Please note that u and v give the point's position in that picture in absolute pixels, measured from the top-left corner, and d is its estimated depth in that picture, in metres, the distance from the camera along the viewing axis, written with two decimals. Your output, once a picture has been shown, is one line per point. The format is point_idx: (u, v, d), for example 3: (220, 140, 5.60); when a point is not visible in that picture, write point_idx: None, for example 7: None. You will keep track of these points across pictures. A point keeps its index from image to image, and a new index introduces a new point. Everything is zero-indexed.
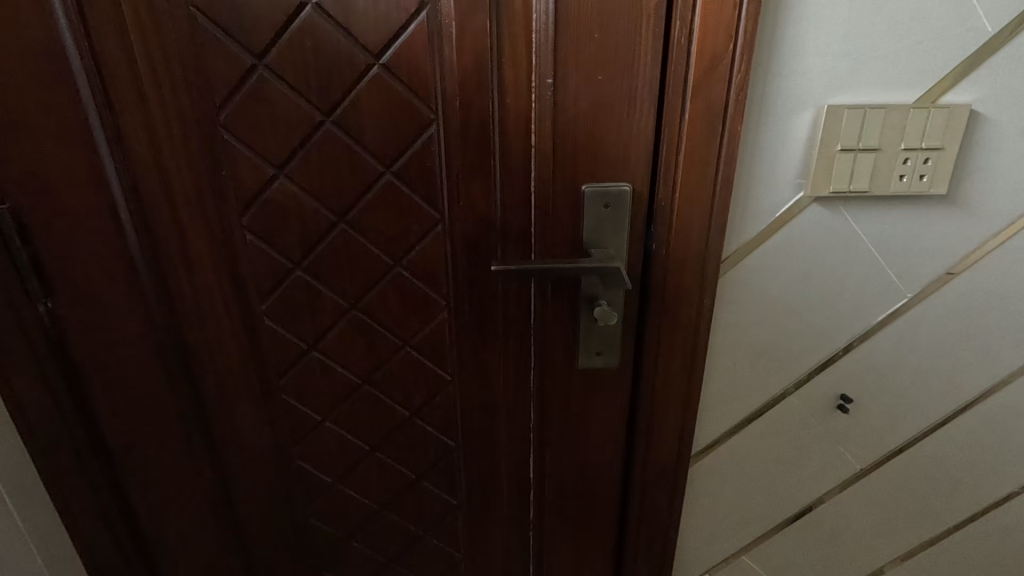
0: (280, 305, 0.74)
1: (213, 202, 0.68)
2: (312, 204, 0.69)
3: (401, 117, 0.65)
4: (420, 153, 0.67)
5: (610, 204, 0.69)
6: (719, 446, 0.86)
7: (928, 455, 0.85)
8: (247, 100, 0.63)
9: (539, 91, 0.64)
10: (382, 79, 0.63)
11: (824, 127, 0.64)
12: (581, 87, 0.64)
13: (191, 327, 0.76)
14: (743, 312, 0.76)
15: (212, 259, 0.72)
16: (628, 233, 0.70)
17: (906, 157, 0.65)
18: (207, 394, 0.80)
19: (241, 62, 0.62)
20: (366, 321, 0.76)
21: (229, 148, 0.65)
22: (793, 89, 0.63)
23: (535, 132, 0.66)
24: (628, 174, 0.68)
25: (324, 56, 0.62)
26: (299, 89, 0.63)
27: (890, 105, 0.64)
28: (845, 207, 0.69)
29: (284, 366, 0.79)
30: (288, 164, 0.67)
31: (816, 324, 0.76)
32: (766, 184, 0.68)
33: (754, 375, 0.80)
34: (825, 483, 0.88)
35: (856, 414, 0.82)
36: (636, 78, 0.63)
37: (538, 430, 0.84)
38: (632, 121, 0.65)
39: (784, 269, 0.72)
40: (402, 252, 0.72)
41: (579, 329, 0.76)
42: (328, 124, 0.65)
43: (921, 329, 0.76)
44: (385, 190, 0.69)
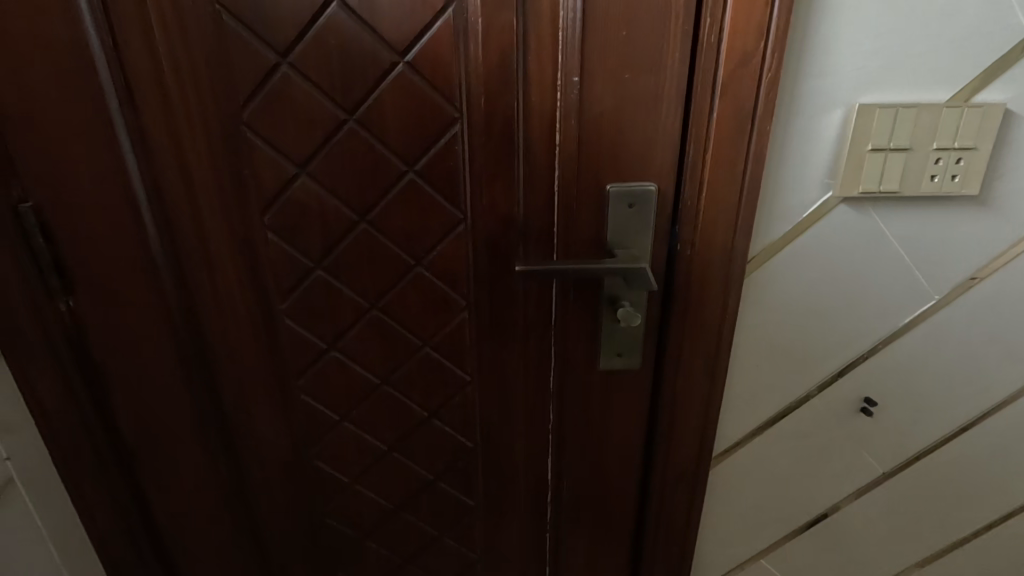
0: (300, 304, 0.74)
1: (234, 200, 0.68)
2: (333, 203, 0.68)
3: (424, 115, 0.64)
4: (443, 152, 0.66)
5: (634, 204, 0.68)
6: (739, 449, 0.85)
7: (953, 459, 0.84)
8: (270, 98, 0.63)
9: (565, 91, 0.63)
10: (406, 77, 0.63)
11: (854, 126, 0.63)
12: (607, 86, 0.63)
13: (210, 326, 0.75)
14: (767, 314, 0.75)
15: (231, 259, 0.71)
16: (652, 234, 0.70)
17: (938, 157, 0.64)
18: (225, 393, 0.80)
19: (266, 60, 0.61)
20: (386, 320, 0.76)
21: (251, 146, 0.65)
22: (823, 88, 0.62)
23: (560, 131, 0.65)
24: (653, 174, 0.67)
25: (349, 55, 0.61)
26: (323, 87, 0.63)
27: (922, 104, 0.62)
28: (874, 207, 0.68)
29: (303, 366, 0.78)
30: (311, 163, 0.66)
31: (841, 326, 0.75)
32: (793, 184, 0.67)
33: (776, 377, 0.79)
34: (846, 486, 0.87)
35: (879, 418, 0.81)
36: (663, 77, 0.62)
37: (557, 430, 0.83)
38: (659, 120, 0.64)
39: (810, 270, 0.71)
40: (423, 252, 0.72)
41: (601, 330, 0.75)
42: (350, 122, 0.64)
43: (949, 332, 0.75)
44: (407, 189, 0.68)
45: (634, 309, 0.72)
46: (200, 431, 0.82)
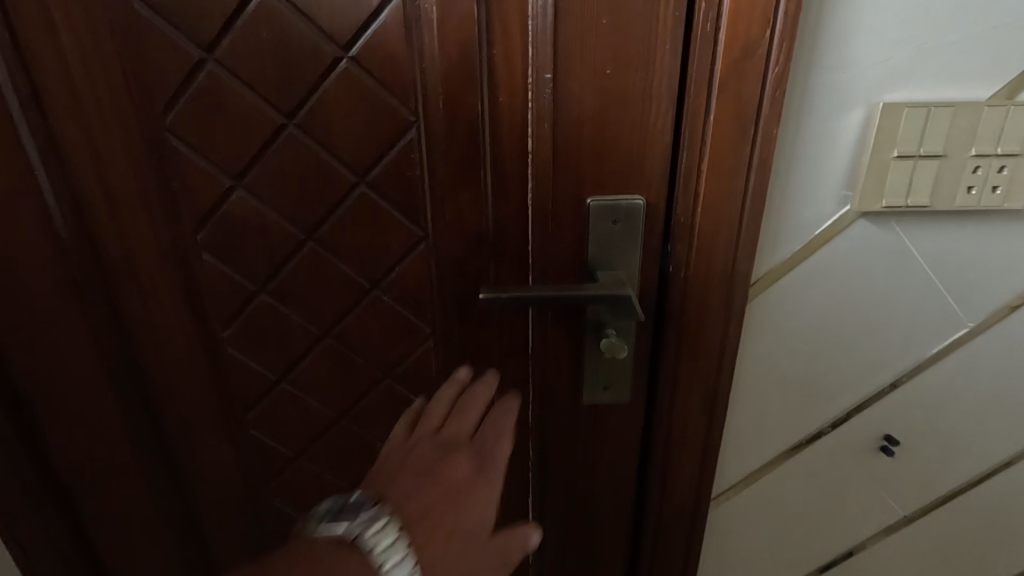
0: (245, 332, 0.66)
1: (163, 217, 0.60)
2: (276, 218, 0.60)
3: (375, 118, 0.56)
4: (399, 161, 0.58)
5: (619, 220, 0.59)
6: (742, 489, 0.76)
7: (986, 502, 0.74)
8: (195, 100, 0.54)
9: (537, 90, 0.54)
10: (352, 74, 0.54)
11: (877, 129, 0.54)
12: (587, 84, 0.54)
13: (148, 355, 0.67)
14: (773, 342, 0.66)
15: (165, 281, 0.63)
16: (640, 253, 0.61)
17: (977, 165, 0.55)
18: (169, 427, 0.72)
19: (188, 56, 0.53)
20: (342, 350, 0.67)
21: (178, 154, 0.57)
22: (840, 85, 0.53)
23: (533, 136, 0.56)
24: (641, 185, 0.58)
25: (284, 49, 0.53)
26: (255, 86, 0.54)
27: (959, 103, 0.53)
28: (900, 223, 0.58)
29: (253, 399, 0.70)
30: (247, 175, 0.58)
31: (859, 357, 0.66)
32: (804, 196, 0.58)
33: (784, 412, 0.70)
34: (863, 530, 0.78)
35: (902, 457, 0.72)
36: (652, 72, 0.53)
37: (538, 469, 0.75)
38: (648, 122, 0.55)
39: (824, 294, 0.62)
40: (381, 273, 0.63)
41: (584, 360, 0.66)
42: (290, 127, 0.56)
43: (984, 363, 0.65)
44: (359, 204, 0.60)
45: (621, 339, 0.63)
46: (144, 468, 0.74)
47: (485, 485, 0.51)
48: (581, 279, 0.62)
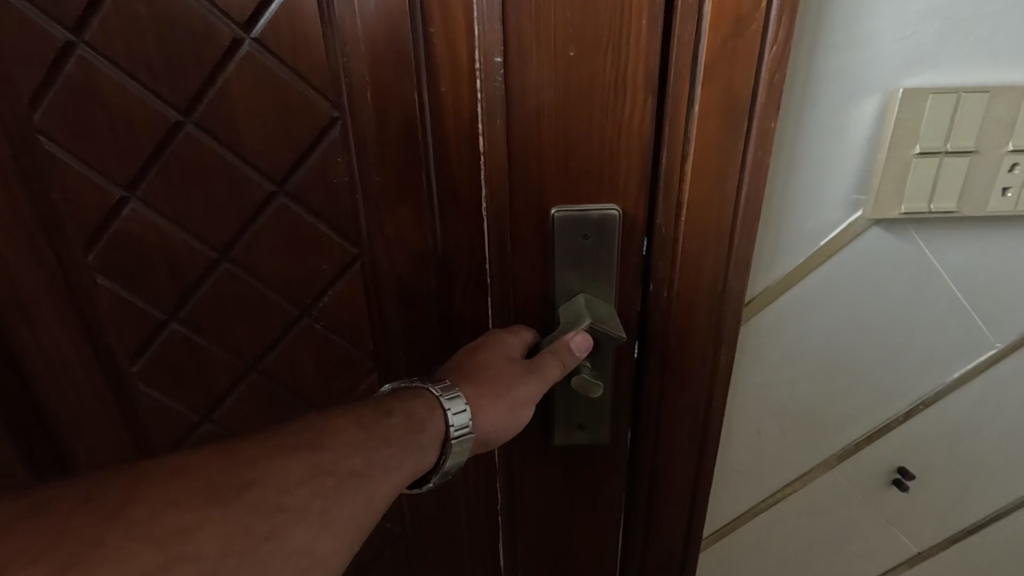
0: (157, 367, 0.62)
1: (44, 235, 0.54)
2: (182, 237, 0.55)
3: (289, 115, 0.51)
4: (323, 164, 0.52)
5: (590, 235, 0.50)
6: (737, 528, 0.68)
7: (1011, 536, 0.66)
8: (65, 94, 0.49)
9: (485, 77, 0.45)
10: (253, 58, 0.48)
11: (896, 120, 0.45)
12: (546, 69, 0.44)
13: (50, 392, 0.62)
14: (771, 368, 0.57)
15: (55, 310, 0.57)
16: (617, 273, 0.52)
17: (1014, 162, 0.46)
18: (79, 466, 0.67)
19: (53, 41, 0.47)
20: (270, 384, 0.63)
21: (53, 160, 0.51)
22: (850, 68, 0.44)
23: (484, 133, 0.47)
24: (615, 193, 0.49)
25: (168, 41, 0.48)
26: (140, 78, 0.49)
27: (995, 87, 0.44)
28: (920, 231, 0.49)
29: (174, 440, 0.66)
30: (140, 184, 0.53)
31: (869, 384, 0.57)
32: (807, 202, 0.49)
33: (784, 445, 0.62)
34: (872, 567, 0.70)
35: (916, 491, 0.64)
36: (625, 53, 0.44)
37: (508, 514, 0.66)
38: (620, 116, 0.46)
39: (830, 313, 0.53)
40: (311, 298, 0.59)
41: (554, 400, 0.57)
42: (186, 126, 0.51)
43: (1014, 388, 0.57)
44: (278, 215, 0.55)
45: (598, 373, 0.54)
46: None
47: (505, 335, 0.52)
48: (547, 317, 0.55)
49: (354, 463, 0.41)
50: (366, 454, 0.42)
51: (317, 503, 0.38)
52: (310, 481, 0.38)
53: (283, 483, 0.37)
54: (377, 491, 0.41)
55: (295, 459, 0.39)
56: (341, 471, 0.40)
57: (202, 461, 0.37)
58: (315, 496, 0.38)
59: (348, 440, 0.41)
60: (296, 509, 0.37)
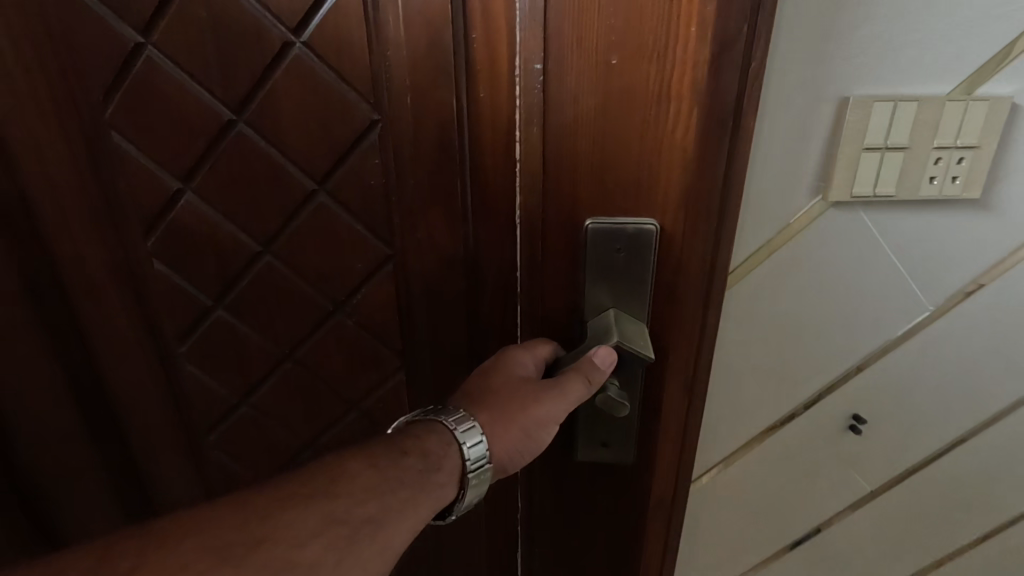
0: (200, 351, 0.69)
1: (110, 223, 0.62)
2: (228, 228, 0.62)
3: (334, 116, 0.57)
4: (360, 164, 0.60)
5: (623, 248, 0.57)
6: (721, 471, 0.80)
7: (942, 474, 0.78)
8: (133, 93, 0.56)
9: (527, 81, 0.52)
10: (303, 61, 0.55)
11: (847, 122, 0.55)
12: (587, 76, 0.50)
13: (107, 361, 0.70)
14: (749, 328, 0.68)
15: (113, 285, 0.65)
16: (651, 287, 0.59)
17: (938, 157, 0.57)
18: (132, 437, 0.76)
19: (125, 41, 0.53)
20: (304, 374, 0.72)
21: (122, 153, 0.59)
22: (811, 80, 0.54)
23: (523, 143, 0.55)
24: (655, 208, 0.55)
25: (225, 41, 0.54)
26: (196, 76, 0.55)
27: (923, 99, 0.55)
28: (867, 211, 0.60)
29: (212, 423, 0.75)
30: (195, 177, 0.60)
31: (829, 342, 0.68)
32: (778, 189, 0.60)
33: (761, 397, 0.73)
34: (832, 505, 0.82)
35: (868, 435, 0.76)
36: (673, 60, 0.49)
37: (528, 513, 0.77)
38: (665, 126, 0.51)
39: (794, 282, 0.64)
40: (345, 295, 0.66)
41: (580, 420, 0.66)
42: (238, 124, 0.58)
43: (945, 344, 0.68)
44: (318, 212, 0.62)
45: (626, 392, 0.61)
46: (103, 469, 0.79)
47: (527, 351, 0.61)
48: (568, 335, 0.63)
49: (368, 509, 0.48)
50: (379, 498, 0.49)
51: (329, 555, 0.45)
52: (324, 533, 0.45)
53: (299, 537, 0.44)
54: (390, 536, 0.48)
55: (308, 510, 0.46)
56: (355, 518, 0.47)
57: (223, 516, 0.43)
58: (327, 549, 0.45)
59: (362, 486, 0.48)
60: (306, 562, 0.43)
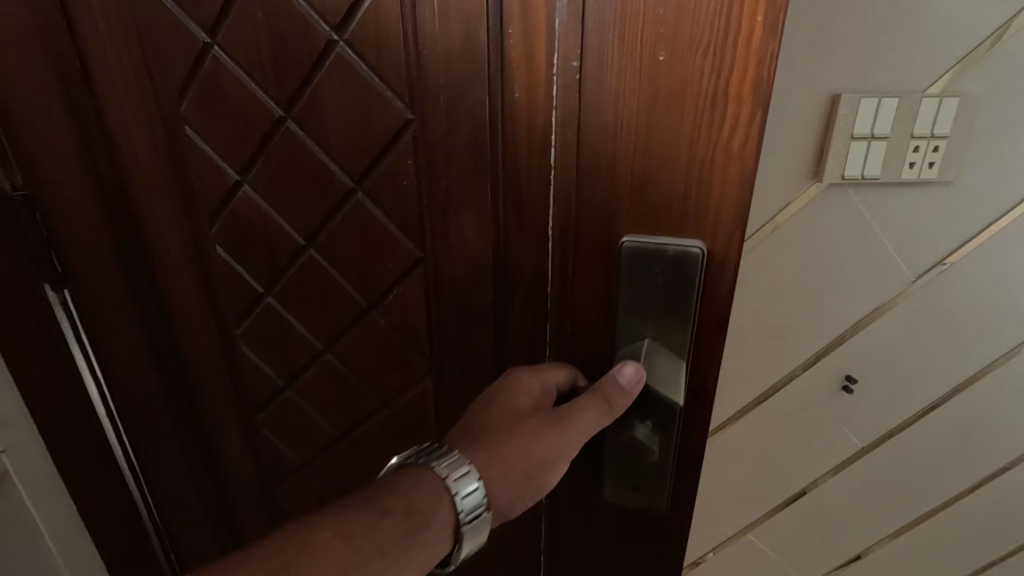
0: (255, 333, 0.70)
1: (184, 205, 0.64)
2: (278, 223, 0.62)
3: (371, 115, 0.55)
4: (392, 168, 0.57)
5: (662, 270, 0.49)
6: (728, 427, 0.90)
7: (925, 433, 0.88)
8: (203, 87, 0.57)
9: (565, 81, 0.47)
10: (342, 59, 0.53)
11: (838, 115, 0.66)
12: (631, 79, 0.44)
13: (184, 331, 0.73)
14: (753, 295, 0.78)
15: (187, 263, 0.68)
16: (692, 318, 0.51)
17: (916, 145, 0.67)
18: (202, 401, 0.78)
19: (195, 41, 0.55)
20: (341, 366, 0.70)
21: (192, 144, 0.61)
22: (806, 80, 0.65)
23: (557, 144, 0.50)
24: (703, 229, 0.48)
25: (278, 36, 0.53)
26: (254, 75, 0.55)
27: (903, 94, 0.65)
28: (855, 191, 0.70)
29: (263, 402, 0.75)
30: (251, 171, 0.61)
31: (826, 307, 0.78)
32: (779, 173, 0.70)
33: (765, 357, 0.82)
34: (828, 461, 0.91)
35: (859, 394, 0.85)
36: (731, 57, 0.41)
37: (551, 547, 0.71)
38: (720, 133, 0.44)
39: (791, 252, 0.74)
40: (379, 293, 0.64)
41: (605, 458, 0.58)
42: (288, 122, 0.57)
43: (926, 311, 0.78)
44: (355, 212, 0.60)
45: (659, 434, 0.55)
46: (174, 444, 0.81)
47: (535, 374, 0.55)
48: (604, 354, 0.56)
49: None
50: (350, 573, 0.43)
51: None
52: None
53: None
54: None
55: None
56: None
57: None
58: None
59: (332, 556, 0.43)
60: None
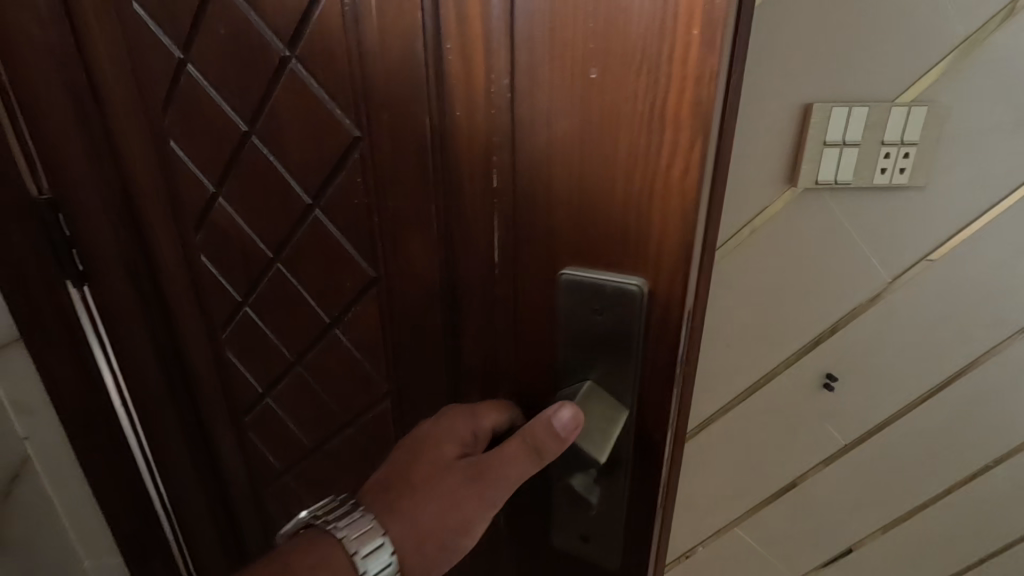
0: (237, 339, 0.69)
1: (174, 214, 0.64)
2: (250, 237, 0.59)
3: (321, 131, 0.49)
4: (346, 185, 0.50)
5: (602, 309, 0.42)
6: (713, 422, 0.92)
7: (907, 431, 0.90)
8: (182, 101, 0.55)
9: (493, 101, 0.39)
10: (296, 78, 0.47)
11: (811, 123, 0.69)
12: (560, 96, 0.36)
13: (185, 335, 0.74)
14: (734, 295, 0.81)
15: (183, 272, 0.69)
16: (638, 366, 0.43)
17: (887, 151, 0.69)
18: (200, 402, 0.80)
19: (171, 58, 0.53)
20: (308, 380, 0.65)
21: (175, 159, 0.59)
22: (782, 89, 0.68)
23: (493, 167, 0.41)
24: (646, 263, 0.39)
25: (239, 47, 0.48)
26: (220, 89, 0.52)
27: (872, 103, 0.68)
28: (830, 195, 0.73)
29: (247, 405, 0.74)
30: (225, 184, 0.57)
31: (806, 308, 0.81)
32: (757, 177, 0.73)
33: (748, 354, 0.85)
34: (814, 457, 0.94)
35: (840, 392, 0.88)
36: (667, 75, 0.33)
37: None
38: (658, 163, 0.35)
39: (768, 253, 0.78)
40: (339, 310, 0.57)
41: (552, 503, 0.52)
42: (252, 137, 0.53)
43: (903, 312, 0.80)
44: (312, 230, 0.54)
45: (605, 482, 0.48)
46: (178, 441, 0.84)
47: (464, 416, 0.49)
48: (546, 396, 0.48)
49: None
50: None
51: None
52: None
53: None
54: None
55: None
56: None
57: None
58: None
59: None
60: None
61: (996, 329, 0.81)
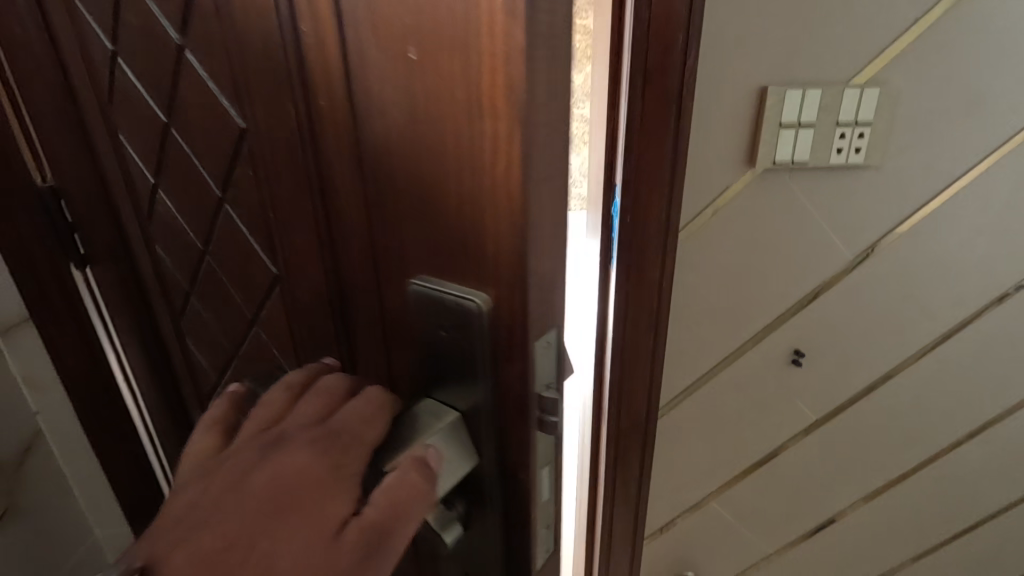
0: (193, 327, 0.71)
1: (133, 203, 0.67)
2: (183, 227, 0.60)
3: (214, 120, 0.47)
4: (245, 178, 0.47)
5: (448, 328, 0.35)
6: (684, 399, 0.95)
7: (879, 405, 0.92)
8: (120, 95, 0.58)
9: (332, 92, 0.33)
10: (190, 65, 0.47)
11: (765, 107, 0.71)
12: (389, 83, 0.30)
13: (161, 319, 0.77)
14: (698, 275, 0.83)
15: (145, 258, 0.72)
16: (490, 391, 0.35)
17: (841, 132, 0.72)
18: (180, 383, 0.84)
19: (104, 52, 0.56)
20: (241, 372, 0.64)
21: (126, 154, 0.63)
22: (736, 73, 0.70)
23: (349, 162, 0.36)
24: (487, 274, 0.32)
25: (149, 40, 0.50)
26: (144, 83, 0.53)
27: (825, 85, 0.70)
28: (789, 175, 0.76)
29: (209, 390, 0.77)
30: (161, 176, 0.59)
31: (770, 286, 0.83)
32: (716, 158, 0.75)
33: (713, 332, 0.88)
34: (786, 431, 0.97)
35: (810, 367, 0.90)
36: (474, 52, 0.27)
37: None
38: (482, 165, 0.29)
39: (731, 232, 0.80)
40: (255, 306, 0.55)
41: (427, 537, 0.43)
42: (171, 128, 0.54)
43: (867, 290, 0.82)
44: (226, 224, 0.53)
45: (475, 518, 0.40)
46: (160, 419, 0.89)
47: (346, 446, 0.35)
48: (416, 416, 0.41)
49: None
50: None
51: None
52: None
53: None
54: None
55: None
56: None
57: None
58: None
59: None
60: None
61: (960, 305, 0.83)
